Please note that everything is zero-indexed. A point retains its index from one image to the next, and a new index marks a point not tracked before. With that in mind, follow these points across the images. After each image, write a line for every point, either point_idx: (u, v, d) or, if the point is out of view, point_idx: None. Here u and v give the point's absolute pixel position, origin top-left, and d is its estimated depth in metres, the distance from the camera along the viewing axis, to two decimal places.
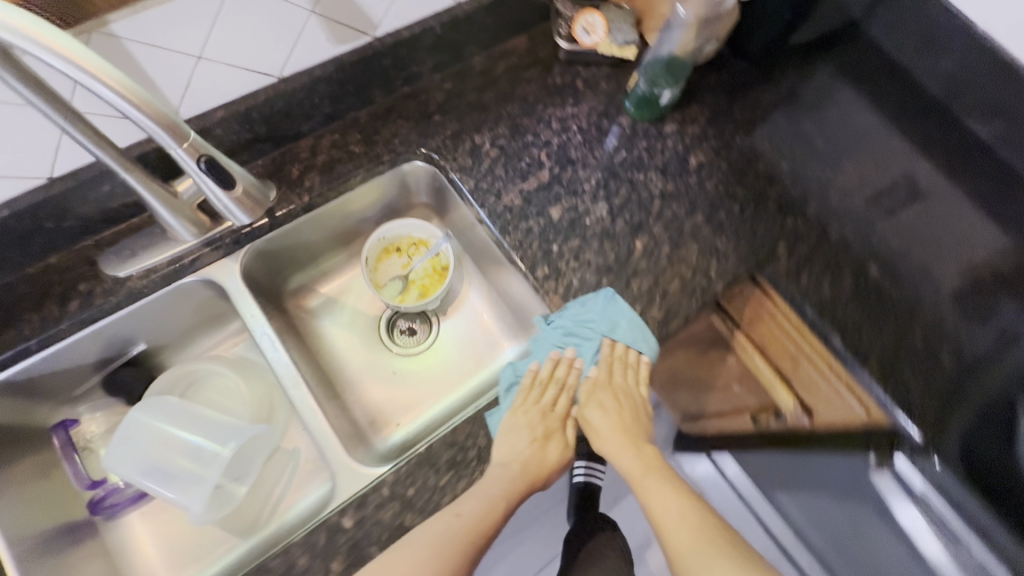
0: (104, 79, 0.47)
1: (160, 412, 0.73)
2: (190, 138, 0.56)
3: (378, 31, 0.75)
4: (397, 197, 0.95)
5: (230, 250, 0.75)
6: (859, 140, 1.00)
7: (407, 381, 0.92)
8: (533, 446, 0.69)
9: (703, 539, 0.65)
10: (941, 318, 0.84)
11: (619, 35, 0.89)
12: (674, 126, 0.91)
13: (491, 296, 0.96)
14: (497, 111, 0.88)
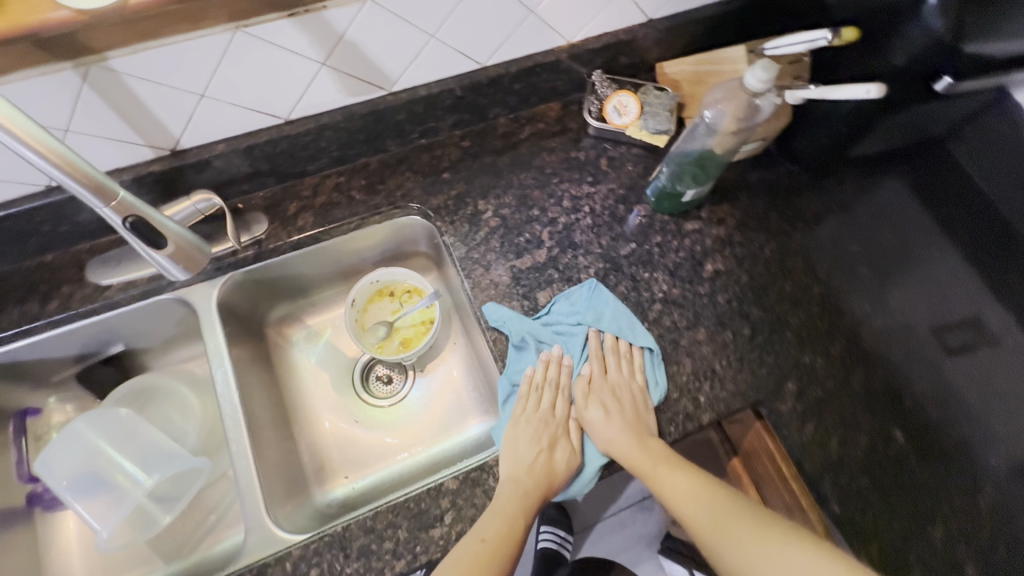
0: (34, 147, 0.39)
1: (107, 425, 0.74)
2: (119, 197, 0.48)
3: (395, 87, 0.74)
4: (398, 244, 0.92)
5: (212, 275, 0.77)
6: (915, 271, 0.83)
7: (367, 434, 0.88)
8: (537, 455, 0.67)
9: (756, 542, 0.58)
10: (976, 514, 0.69)
11: (652, 121, 0.83)
12: (697, 224, 0.84)
13: (473, 362, 0.91)
14: (509, 178, 0.84)
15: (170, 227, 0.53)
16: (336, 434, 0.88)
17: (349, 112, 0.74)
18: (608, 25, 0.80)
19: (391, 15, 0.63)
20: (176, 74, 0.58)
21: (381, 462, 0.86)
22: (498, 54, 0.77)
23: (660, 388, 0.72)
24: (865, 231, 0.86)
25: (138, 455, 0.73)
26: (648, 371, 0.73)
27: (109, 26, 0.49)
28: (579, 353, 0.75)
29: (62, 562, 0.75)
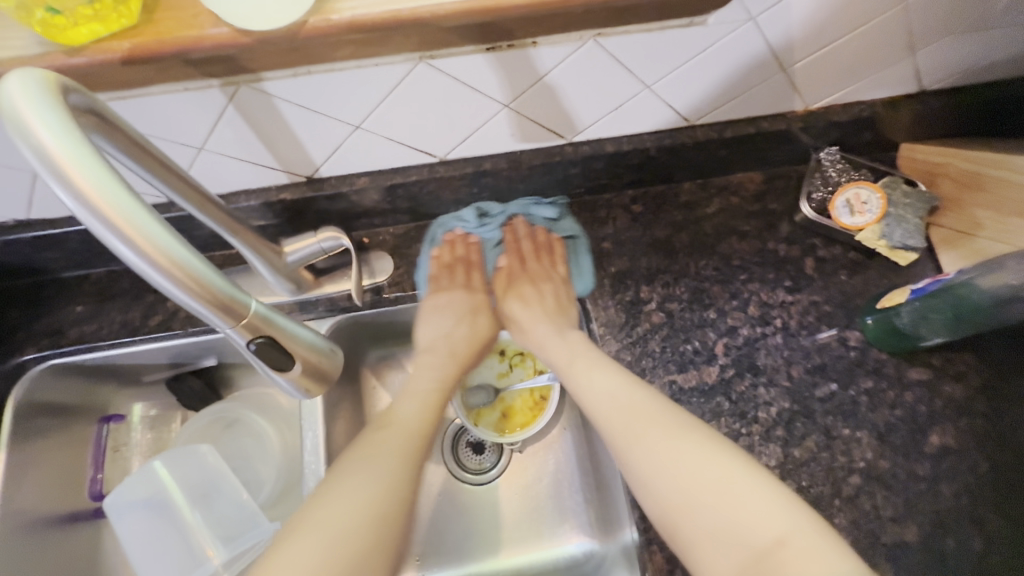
0: (130, 239, 0.28)
1: (191, 473, 0.64)
2: (248, 311, 0.34)
3: (577, 137, 0.59)
4: None
5: (322, 317, 0.65)
6: None
7: (450, 513, 0.77)
8: (463, 322, 0.69)
9: (637, 401, 0.54)
10: None
11: (898, 230, 0.64)
12: (926, 374, 0.63)
13: (583, 460, 0.77)
14: (683, 262, 0.67)
15: (299, 337, 0.38)
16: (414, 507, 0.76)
17: (516, 160, 0.59)
18: (864, 92, 0.61)
19: (610, 59, 0.48)
20: (335, 102, 0.46)
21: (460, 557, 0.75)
22: (715, 113, 0.59)
23: (585, 280, 0.67)
24: None
25: (215, 519, 0.62)
26: (571, 261, 0.69)
27: (275, 52, 0.37)
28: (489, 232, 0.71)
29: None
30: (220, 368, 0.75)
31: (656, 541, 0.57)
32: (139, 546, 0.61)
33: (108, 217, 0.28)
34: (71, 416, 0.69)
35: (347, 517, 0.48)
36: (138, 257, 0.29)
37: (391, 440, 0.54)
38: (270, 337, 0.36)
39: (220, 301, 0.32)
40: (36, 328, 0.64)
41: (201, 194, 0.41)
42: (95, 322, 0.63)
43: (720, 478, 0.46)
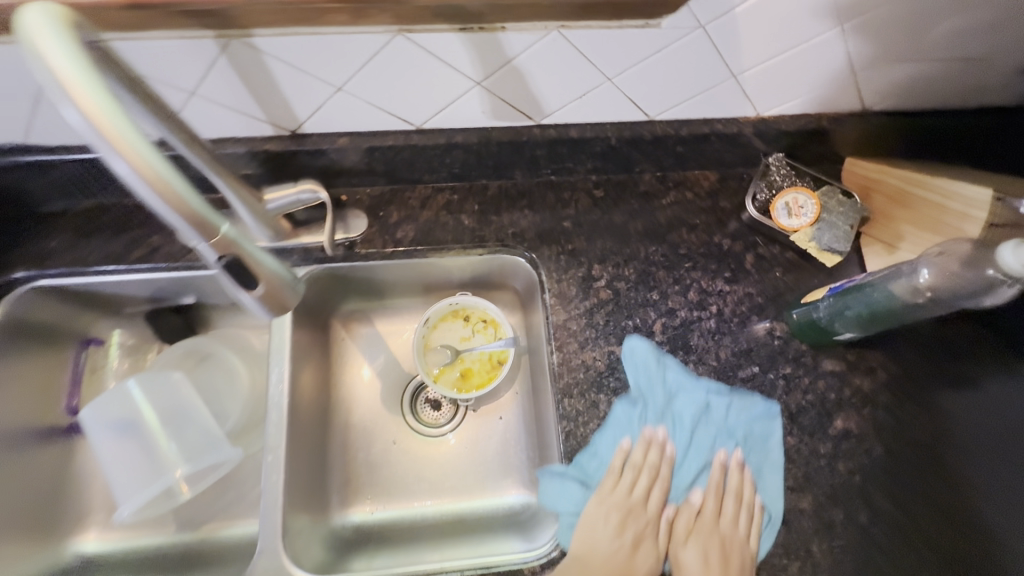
0: (124, 154, 0.34)
1: (163, 395, 0.69)
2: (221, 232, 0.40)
3: (544, 119, 0.64)
4: (492, 273, 0.85)
5: (296, 264, 0.70)
6: None
7: (400, 461, 0.82)
8: (618, 549, 0.62)
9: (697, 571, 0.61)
10: None
11: (828, 234, 0.70)
12: (838, 366, 0.70)
13: (529, 421, 0.83)
14: (635, 247, 0.73)
15: (265, 264, 0.43)
16: (369, 450, 0.82)
17: (486, 136, 0.64)
18: (810, 106, 0.67)
19: (573, 50, 0.53)
20: (318, 64, 0.51)
21: (407, 499, 0.80)
22: (672, 111, 0.65)
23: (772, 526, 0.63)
24: (1004, 417, 0.66)
25: (181, 438, 0.68)
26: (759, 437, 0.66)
27: (264, 13, 0.42)
28: (695, 469, 0.66)
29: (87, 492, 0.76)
30: (196, 307, 0.79)
31: (579, 490, 0.63)
32: (111, 460, 0.67)
33: (108, 134, 0.33)
34: (51, 336, 0.74)
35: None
36: (131, 173, 0.34)
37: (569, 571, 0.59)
38: (236, 258, 0.41)
39: (196, 218, 0.38)
40: (30, 251, 0.68)
41: (191, 134, 0.46)
42: (82, 249, 0.68)
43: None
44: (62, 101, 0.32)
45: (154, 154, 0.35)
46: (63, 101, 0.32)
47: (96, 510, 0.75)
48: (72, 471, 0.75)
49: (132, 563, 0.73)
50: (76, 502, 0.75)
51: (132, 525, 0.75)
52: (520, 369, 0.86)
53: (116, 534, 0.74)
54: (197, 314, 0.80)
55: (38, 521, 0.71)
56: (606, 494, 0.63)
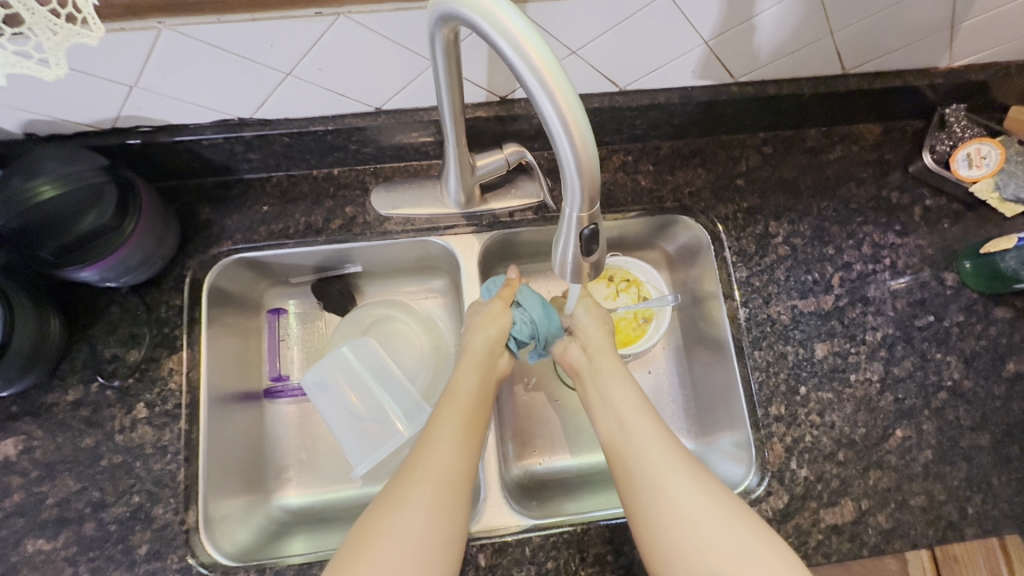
0: (555, 100, 0.33)
1: (367, 359, 0.75)
2: (597, 201, 0.38)
3: (743, 77, 0.65)
4: (641, 235, 0.81)
5: (481, 229, 0.73)
6: None
7: (568, 418, 0.80)
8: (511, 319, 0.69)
9: (643, 453, 0.57)
10: None
11: (1012, 185, 0.71)
12: (1010, 312, 0.72)
13: (686, 376, 0.80)
14: (808, 203, 0.74)
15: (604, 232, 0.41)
16: (533, 407, 0.80)
17: (686, 96, 0.65)
18: (1004, 54, 0.67)
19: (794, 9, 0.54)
20: (568, 26, 0.52)
21: (575, 449, 0.78)
22: (868, 65, 0.66)
23: (752, 479, 0.67)
24: None
25: (396, 398, 0.74)
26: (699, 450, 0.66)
27: None
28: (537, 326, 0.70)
29: (279, 453, 0.75)
30: (357, 275, 0.80)
31: (774, 435, 0.68)
32: (333, 419, 0.73)
33: (547, 80, 0.32)
34: (246, 307, 0.77)
35: (454, 453, 0.57)
36: (556, 119, 0.33)
37: (453, 410, 0.61)
38: (596, 226, 0.40)
39: (592, 186, 0.36)
40: (228, 224, 0.70)
41: (462, 99, 0.46)
42: (282, 223, 0.70)
43: (716, 532, 0.51)
44: (517, 49, 0.32)
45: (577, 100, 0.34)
46: (512, 51, 0.32)
47: (290, 465, 0.75)
48: (264, 429, 0.76)
49: (332, 517, 0.73)
50: (272, 457, 0.75)
51: (327, 481, 0.75)
52: (671, 330, 0.81)
53: (314, 488, 0.74)
54: (355, 282, 0.81)
55: (246, 478, 0.71)
56: (801, 438, 0.68)
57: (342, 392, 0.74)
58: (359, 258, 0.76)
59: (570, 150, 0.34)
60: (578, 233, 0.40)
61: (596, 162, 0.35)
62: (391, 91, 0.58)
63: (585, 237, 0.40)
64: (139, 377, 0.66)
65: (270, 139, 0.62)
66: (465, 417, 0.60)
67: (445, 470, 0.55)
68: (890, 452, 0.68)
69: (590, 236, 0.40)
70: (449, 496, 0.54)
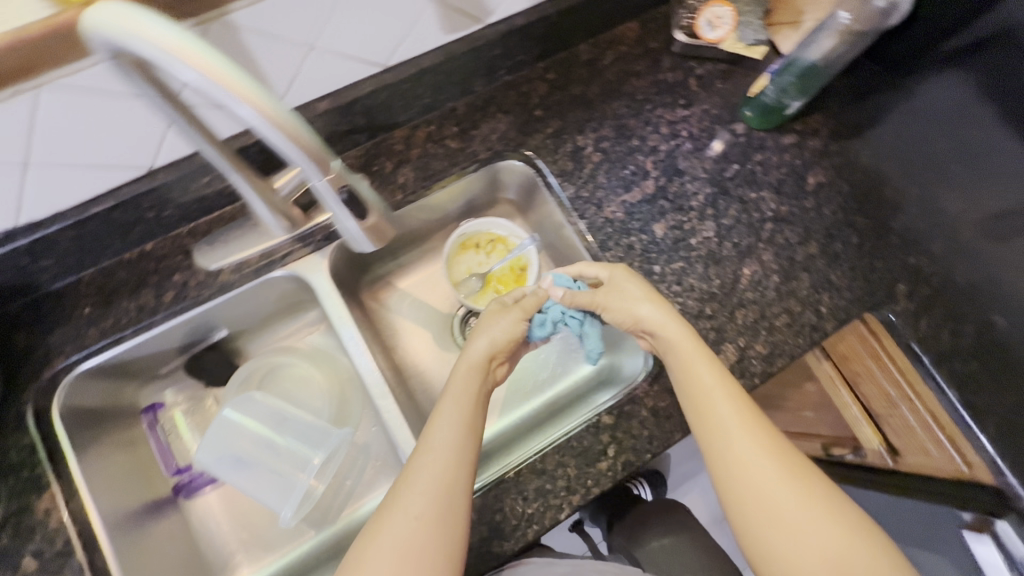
0: (247, 102, 0.36)
1: (258, 412, 0.74)
2: (336, 169, 0.44)
3: (491, 19, 0.68)
4: (481, 194, 0.86)
5: (320, 246, 0.74)
6: None
7: None
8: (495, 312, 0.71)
9: (726, 431, 0.58)
10: None
11: (748, 33, 0.81)
12: (794, 137, 0.83)
13: None
14: (601, 109, 0.81)
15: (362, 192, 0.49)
16: None
17: (448, 52, 0.68)
18: None
19: None
20: (290, 23, 0.53)
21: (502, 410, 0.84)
22: None
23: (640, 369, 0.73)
24: None
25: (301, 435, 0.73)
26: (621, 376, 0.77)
27: None
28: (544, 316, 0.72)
29: (217, 540, 0.72)
30: (229, 339, 0.78)
31: None
32: (247, 484, 0.71)
33: (223, 82, 0.34)
34: (118, 417, 0.72)
35: (453, 450, 0.58)
36: (258, 118, 0.36)
37: (449, 450, 0.58)
38: (350, 188, 0.47)
39: (315, 156, 0.41)
40: (53, 341, 0.66)
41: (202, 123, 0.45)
42: (110, 316, 0.67)
43: (784, 501, 0.54)
44: (180, 64, 0.34)
45: (267, 93, 0.37)
46: (176, 64, 0.34)
47: (235, 549, 0.72)
48: (190, 528, 0.72)
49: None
50: (209, 549, 0.71)
51: (277, 545, 0.72)
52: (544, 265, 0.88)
53: (266, 558, 0.72)
54: (228, 345, 0.78)
55: None
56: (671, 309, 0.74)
57: (244, 452, 0.72)
58: (221, 321, 0.74)
59: (289, 142, 0.39)
60: (339, 200, 0.46)
61: (313, 138, 0.40)
62: (151, 143, 0.57)
63: (346, 200, 0.47)
64: (14, 531, 0.61)
65: (51, 238, 0.59)
66: (459, 445, 0.59)
67: (427, 494, 0.55)
68: (746, 289, 0.76)
69: (352, 198, 0.48)
70: (434, 526, 0.54)
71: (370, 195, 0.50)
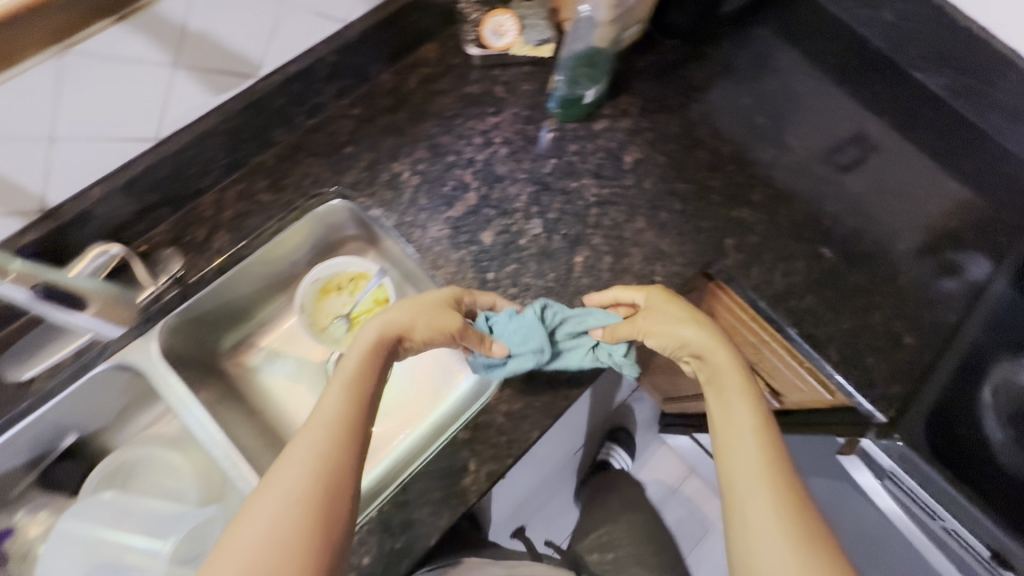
0: None
1: (103, 514, 0.71)
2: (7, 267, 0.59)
3: (262, 71, 0.68)
4: (323, 236, 0.87)
5: (142, 329, 0.71)
6: (787, 98, 0.92)
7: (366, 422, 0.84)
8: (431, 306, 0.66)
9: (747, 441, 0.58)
10: (877, 282, 0.82)
11: (534, 34, 0.83)
12: (605, 122, 0.86)
13: None
14: (413, 132, 0.82)
15: (79, 285, 0.63)
16: None
17: (223, 112, 0.68)
18: None
19: None
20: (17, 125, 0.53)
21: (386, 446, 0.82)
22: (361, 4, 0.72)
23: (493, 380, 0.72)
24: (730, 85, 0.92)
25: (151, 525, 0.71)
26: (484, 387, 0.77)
27: None
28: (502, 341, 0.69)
29: None
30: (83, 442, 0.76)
31: None
32: None
33: None
34: None
35: (342, 415, 0.55)
36: None
37: (333, 415, 0.55)
38: (44, 282, 0.61)
39: None
40: None
41: None
42: None
43: (785, 524, 0.51)
44: None
45: None
46: None
47: None
48: None
49: None
50: None
51: None
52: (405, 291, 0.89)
53: None
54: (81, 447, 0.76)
55: None
56: None
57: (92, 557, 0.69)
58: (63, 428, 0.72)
59: None
60: (38, 296, 0.61)
61: None
62: None
63: (43, 294, 0.62)
64: None
65: None
66: (346, 415, 0.55)
67: (310, 459, 0.51)
68: (581, 276, 0.77)
69: (49, 291, 0.62)
70: (317, 491, 0.49)
71: (87, 287, 0.64)
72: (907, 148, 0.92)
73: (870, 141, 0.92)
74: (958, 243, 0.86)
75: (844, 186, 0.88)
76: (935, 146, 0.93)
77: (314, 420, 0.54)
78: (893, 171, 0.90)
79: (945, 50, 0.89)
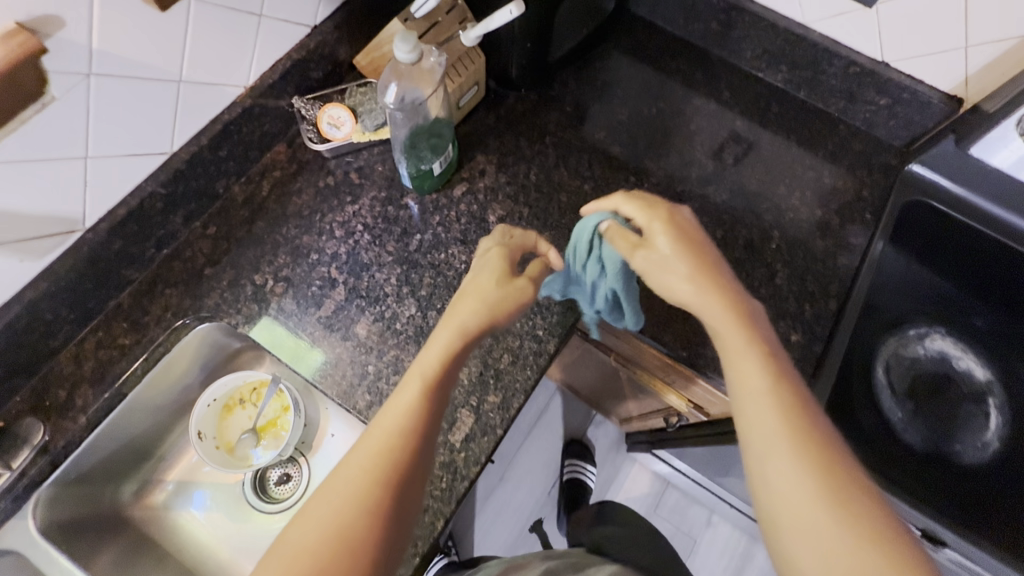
0: None
1: None
2: None
3: (86, 222, 0.67)
4: (205, 356, 0.81)
5: (16, 508, 0.71)
6: (639, 124, 0.95)
7: None
8: (496, 288, 0.61)
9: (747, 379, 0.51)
10: (759, 286, 0.82)
11: (369, 119, 0.85)
12: (463, 186, 0.87)
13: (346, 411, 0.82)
14: (272, 238, 0.81)
15: None
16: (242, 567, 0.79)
17: (52, 273, 0.66)
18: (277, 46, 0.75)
19: (14, 164, 0.57)
20: None
21: None
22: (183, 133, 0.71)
23: None
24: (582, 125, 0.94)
25: None
26: None
27: None
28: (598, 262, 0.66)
29: None
30: None
31: None
32: None
33: None
34: None
35: (398, 431, 0.52)
36: None
37: (384, 433, 0.51)
38: None
39: None
40: None
41: None
42: None
43: (792, 476, 0.47)
44: None
45: None
46: None
47: None
48: None
49: None
50: None
51: None
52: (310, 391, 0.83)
53: None
54: None
55: None
56: None
57: None
58: None
59: None
60: None
61: None
62: None
63: None
64: None
65: None
66: (396, 436, 0.51)
67: (357, 478, 0.49)
68: None
69: None
70: (362, 514, 0.48)
71: None
72: (766, 146, 0.95)
73: (737, 144, 0.94)
74: (831, 229, 0.87)
75: (709, 198, 0.89)
76: (793, 138, 0.95)
77: (361, 443, 0.51)
78: (755, 172, 0.92)
79: (778, 50, 0.93)
